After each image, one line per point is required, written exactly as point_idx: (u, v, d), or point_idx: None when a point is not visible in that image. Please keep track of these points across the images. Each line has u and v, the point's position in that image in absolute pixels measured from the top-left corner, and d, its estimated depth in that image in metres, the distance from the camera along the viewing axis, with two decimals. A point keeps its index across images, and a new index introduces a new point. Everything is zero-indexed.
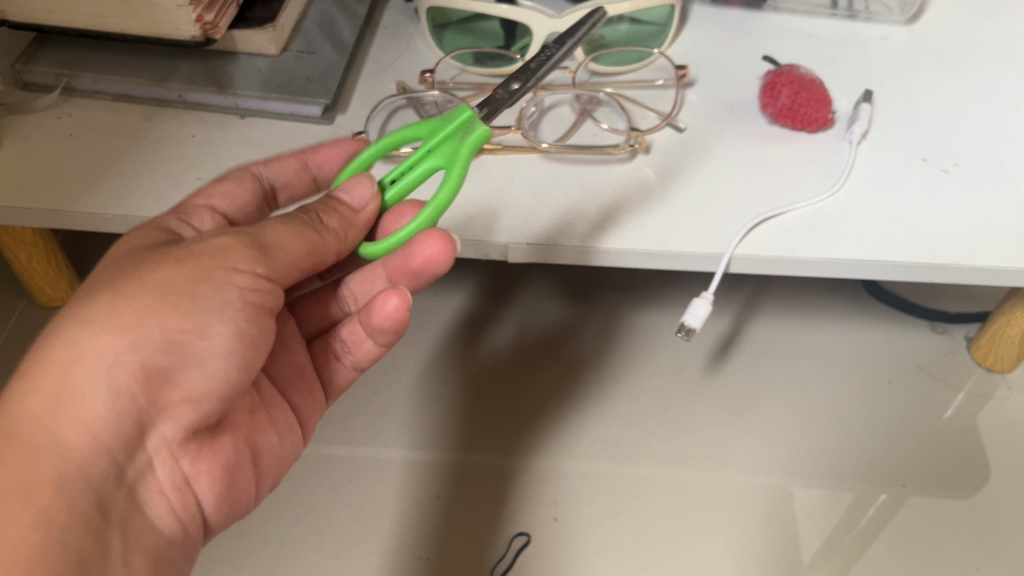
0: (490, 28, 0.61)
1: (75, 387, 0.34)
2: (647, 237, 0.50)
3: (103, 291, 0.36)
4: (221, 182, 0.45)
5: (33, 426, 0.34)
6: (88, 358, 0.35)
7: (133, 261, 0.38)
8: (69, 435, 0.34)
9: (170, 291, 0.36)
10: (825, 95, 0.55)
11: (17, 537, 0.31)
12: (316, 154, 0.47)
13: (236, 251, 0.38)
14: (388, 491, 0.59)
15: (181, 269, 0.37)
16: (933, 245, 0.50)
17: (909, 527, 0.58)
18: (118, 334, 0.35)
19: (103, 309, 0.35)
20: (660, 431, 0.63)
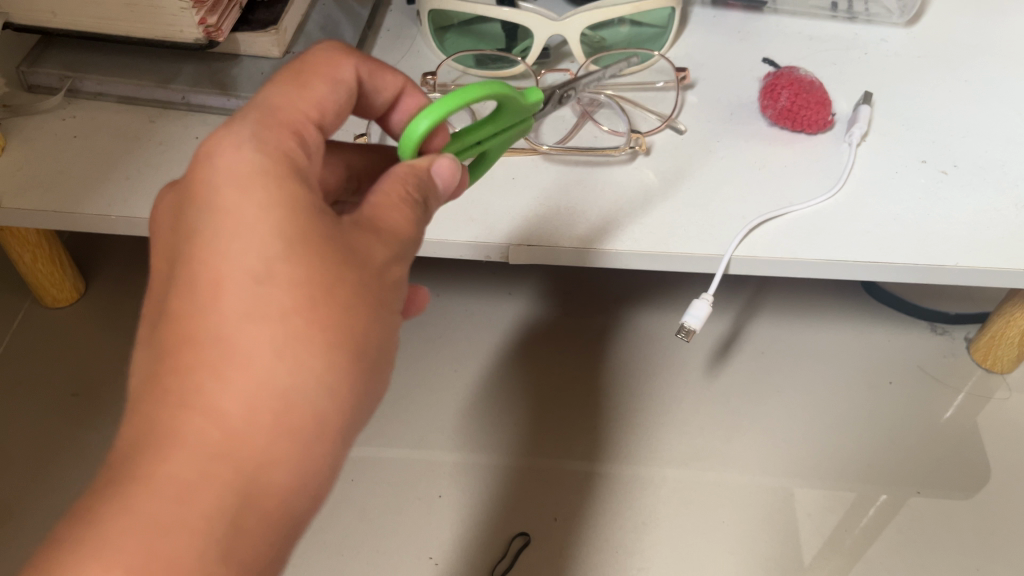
0: (492, 29, 0.62)
1: (285, 435, 0.29)
2: (647, 238, 0.51)
3: (294, 291, 0.30)
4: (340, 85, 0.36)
5: (268, 485, 0.29)
6: (296, 400, 0.29)
7: (304, 236, 0.30)
8: (293, 495, 0.30)
9: (360, 332, 0.31)
10: (825, 96, 0.56)
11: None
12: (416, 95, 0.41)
13: (394, 280, 0.33)
14: (391, 491, 0.60)
15: (368, 290, 0.32)
16: (932, 247, 0.50)
17: (910, 527, 0.58)
18: (331, 380, 0.30)
19: (307, 331, 0.30)
20: (662, 431, 0.63)
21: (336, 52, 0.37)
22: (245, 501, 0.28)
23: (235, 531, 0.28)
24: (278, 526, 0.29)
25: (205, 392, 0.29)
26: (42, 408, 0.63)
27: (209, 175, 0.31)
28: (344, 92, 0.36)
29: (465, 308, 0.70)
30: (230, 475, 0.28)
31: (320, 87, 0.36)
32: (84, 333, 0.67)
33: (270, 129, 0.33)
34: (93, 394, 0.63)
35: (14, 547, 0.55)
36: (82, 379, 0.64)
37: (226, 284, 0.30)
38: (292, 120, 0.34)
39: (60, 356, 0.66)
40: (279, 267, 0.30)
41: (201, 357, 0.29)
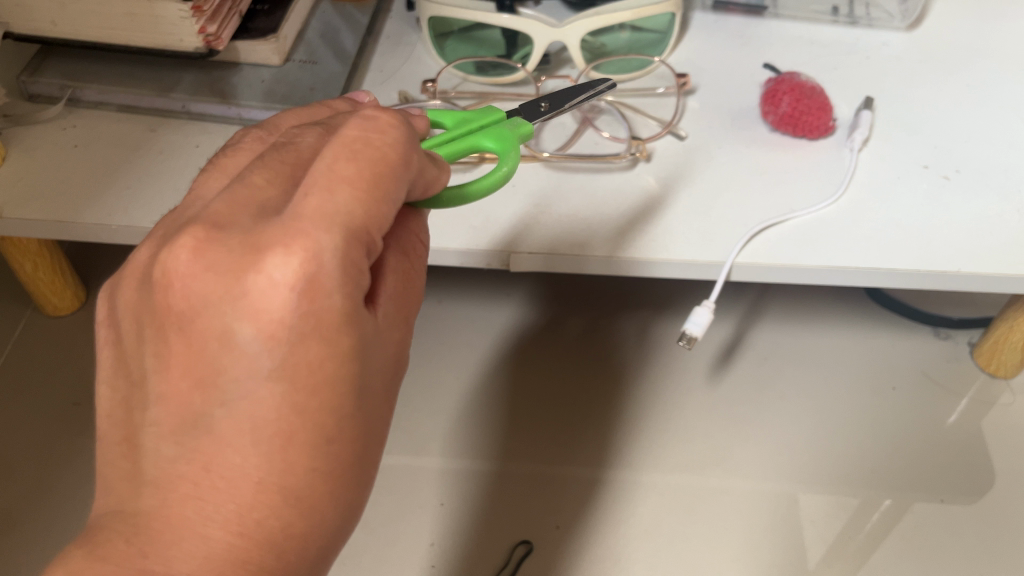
0: (491, 36, 0.62)
1: (317, 556, 0.31)
2: (648, 245, 0.50)
3: (352, 440, 0.30)
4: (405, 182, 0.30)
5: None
6: (334, 530, 0.31)
7: (368, 375, 0.30)
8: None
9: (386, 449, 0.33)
10: (826, 102, 0.56)
11: None
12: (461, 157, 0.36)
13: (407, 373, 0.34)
14: (392, 498, 0.60)
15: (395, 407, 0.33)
16: (934, 252, 0.50)
17: (914, 534, 0.58)
18: (360, 502, 0.32)
19: (356, 467, 0.30)
20: (664, 438, 0.63)
21: (406, 144, 0.30)
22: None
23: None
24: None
25: (260, 530, 0.29)
26: (43, 416, 0.63)
27: (282, 314, 0.27)
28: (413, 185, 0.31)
29: (466, 315, 0.70)
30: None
31: (391, 192, 0.29)
32: (85, 342, 0.67)
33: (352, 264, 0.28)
34: (93, 403, 0.63)
35: (14, 557, 0.55)
36: (83, 387, 0.64)
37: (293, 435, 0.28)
38: (368, 238, 0.29)
39: (61, 364, 0.66)
40: (343, 419, 0.29)
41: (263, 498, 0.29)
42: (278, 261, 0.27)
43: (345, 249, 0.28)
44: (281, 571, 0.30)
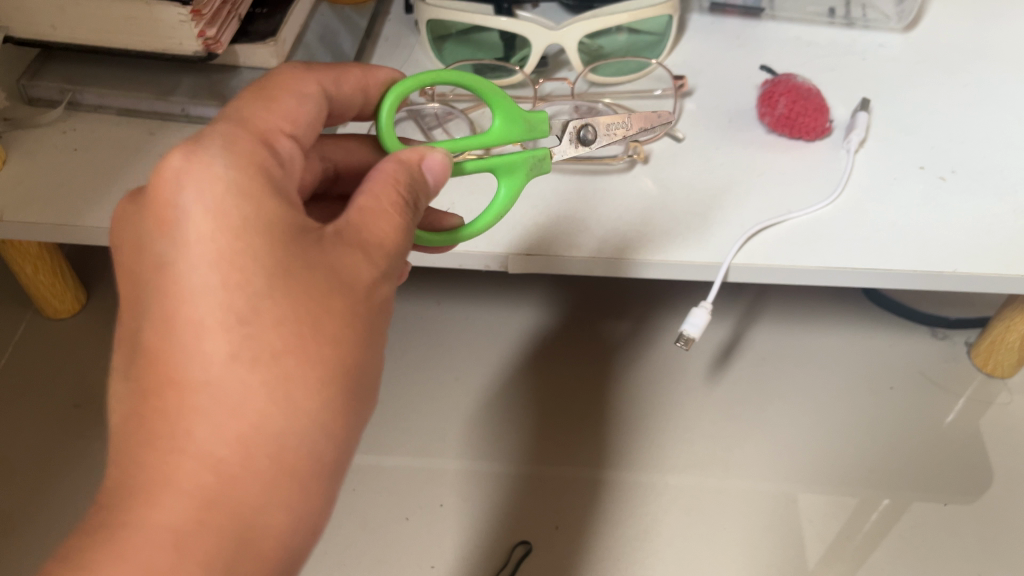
0: (489, 39, 0.62)
1: (286, 477, 0.31)
2: (645, 246, 0.51)
3: (285, 338, 0.31)
4: (291, 98, 0.37)
5: (270, 525, 0.31)
6: (299, 444, 0.31)
7: (293, 271, 0.31)
8: (298, 527, 0.32)
9: (351, 361, 0.33)
10: (822, 103, 0.56)
11: None
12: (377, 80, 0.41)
13: (383, 300, 0.35)
14: (392, 499, 0.60)
15: (359, 323, 0.33)
16: (931, 253, 0.50)
17: (911, 533, 0.58)
18: (327, 418, 0.32)
19: (301, 370, 0.31)
20: (663, 439, 0.63)
21: (300, 76, 0.38)
22: (244, 545, 0.31)
23: (242, 567, 0.31)
24: (286, 555, 0.32)
25: (211, 436, 0.30)
26: (44, 419, 0.63)
27: (185, 206, 0.31)
28: (310, 106, 0.37)
29: (465, 316, 0.70)
30: (234, 525, 0.30)
31: (285, 103, 0.36)
32: (85, 344, 0.67)
33: (239, 150, 0.33)
34: (94, 404, 0.64)
35: (17, 559, 0.56)
36: (84, 390, 0.65)
37: (226, 329, 0.31)
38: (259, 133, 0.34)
39: (62, 367, 0.66)
40: (266, 318, 0.31)
41: (206, 405, 0.30)
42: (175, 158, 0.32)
43: (230, 139, 0.33)
44: (236, 485, 0.30)
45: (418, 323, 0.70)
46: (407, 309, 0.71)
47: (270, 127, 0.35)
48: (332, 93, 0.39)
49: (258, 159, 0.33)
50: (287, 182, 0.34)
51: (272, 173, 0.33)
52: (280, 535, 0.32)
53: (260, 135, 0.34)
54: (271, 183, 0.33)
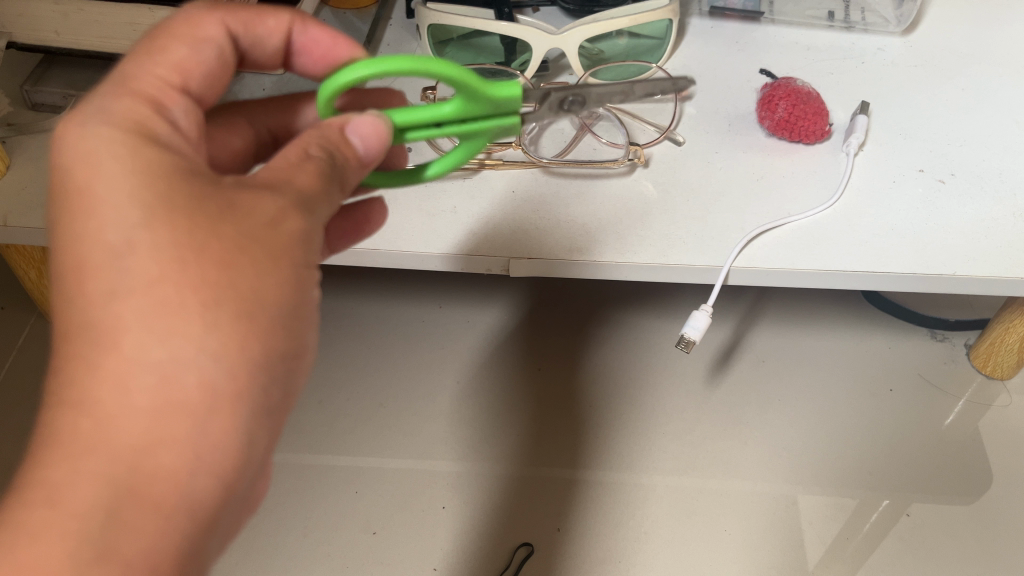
0: (490, 43, 0.62)
1: (173, 412, 0.29)
2: (646, 249, 0.51)
3: (163, 267, 0.30)
4: (193, 48, 0.37)
5: (160, 471, 0.28)
6: (186, 373, 0.29)
7: (170, 203, 0.31)
8: (198, 475, 0.29)
9: (244, 286, 0.31)
10: (822, 107, 0.56)
11: (134, 551, 0.27)
12: (305, 30, 0.42)
13: (301, 238, 0.33)
14: (395, 502, 0.60)
15: (254, 245, 0.31)
16: (930, 256, 0.50)
17: (911, 535, 0.59)
18: (218, 345, 0.30)
19: (184, 297, 0.30)
20: (663, 441, 0.63)
21: (181, 23, 0.38)
22: (130, 494, 0.28)
23: (127, 519, 0.28)
24: (190, 510, 0.29)
25: (126, 379, 0.29)
26: None
27: (80, 157, 0.32)
28: (208, 54, 0.38)
29: (466, 320, 0.71)
30: (115, 469, 0.28)
31: (169, 56, 0.37)
32: None
33: (123, 106, 0.34)
34: None
35: None
36: None
37: (136, 273, 0.30)
38: (143, 93, 0.35)
39: None
40: (147, 253, 0.30)
41: (92, 354, 0.29)
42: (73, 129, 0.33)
43: (113, 98, 0.34)
44: (137, 416, 0.29)
45: (419, 325, 0.70)
46: (408, 312, 0.71)
47: (162, 83, 0.36)
48: (236, 34, 0.40)
49: (139, 109, 0.34)
50: (172, 133, 0.34)
51: (153, 125, 0.34)
52: (177, 483, 0.29)
53: (148, 95, 0.35)
54: (148, 135, 0.33)
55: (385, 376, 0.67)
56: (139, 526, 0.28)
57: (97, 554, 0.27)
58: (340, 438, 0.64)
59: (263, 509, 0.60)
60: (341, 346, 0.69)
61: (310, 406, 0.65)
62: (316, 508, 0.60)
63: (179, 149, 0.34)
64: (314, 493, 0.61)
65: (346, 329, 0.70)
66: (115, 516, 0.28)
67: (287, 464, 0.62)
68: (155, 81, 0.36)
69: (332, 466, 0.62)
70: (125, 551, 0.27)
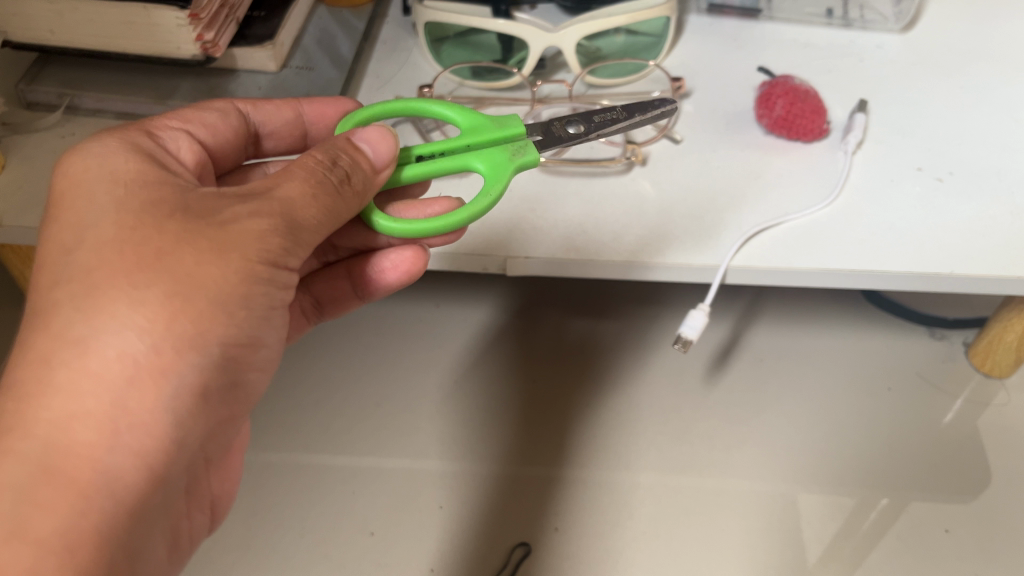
0: (486, 40, 0.61)
1: (95, 392, 0.31)
2: (643, 249, 0.51)
3: (103, 256, 0.32)
4: (197, 111, 0.43)
5: (78, 448, 0.30)
6: (111, 353, 0.31)
7: (128, 203, 0.34)
8: (117, 454, 0.31)
9: (176, 271, 0.32)
10: (820, 105, 0.56)
11: (44, 525, 0.29)
12: (310, 105, 0.47)
13: (263, 234, 0.34)
14: (391, 503, 0.60)
15: (200, 237, 0.33)
16: (929, 254, 0.50)
17: (909, 534, 0.58)
18: (143, 326, 0.31)
19: (114, 280, 0.32)
20: (660, 440, 0.63)
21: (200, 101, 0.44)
22: (48, 471, 0.30)
23: (43, 496, 0.29)
24: (108, 491, 0.30)
25: (58, 358, 0.31)
26: None
27: (64, 173, 0.36)
28: (210, 109, 0.43)
29: (463, 318, 0.71)
30: (36, 445, 0.30)
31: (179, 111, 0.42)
32: None
33: (122, 132, 0.38)
34: None
35: None
36: None
37: (79, 262, 0.32)
38: (143, 128, 0.39)
39: None
40: (91, 243, 0.33)
41: (32, 334, 0.32)
42: (70, 152, 0.37)
43: (117, 130, 0.39)
44: (63, 393, 0.31)
45: (416, 323, 0.70)
46: (405, 310, 0.71)
47: (162, 123, 0.40)
48: (247, 111, 0.45)
49: (137, 136, 0.38)
50: (161, 154, 0.38)
51: (146, 146, 0.38)
52: (94, 461, 0.30)
53: (147, 128, 0.39)
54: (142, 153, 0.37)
55: (382, 375, 0.67)
56: (54, 503, 0.29)
57: (10, 532, 0.28)
58: (337, 437, 0.63)
59: (260, 509, 0.59)
60: (338, 345, 0.69)
61: (307, 405, 0.65)
62: (312, 507, 0.60)
63: (169, 168, 0.38)
64: (311, 492, 0.60)
65: (343, 327, 0.70)
66: (30, 494, 0.29)
67: (284, 463, 0.62)
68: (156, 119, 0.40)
69: (329, 466, 0.62)
70: (38, 530, 0.29)
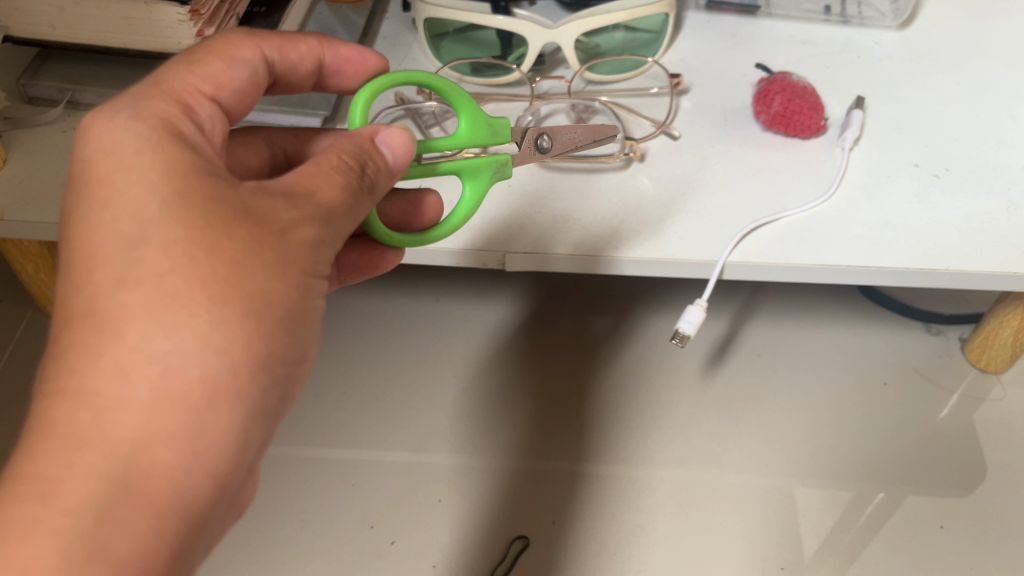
0: (486, 37, 0.62)
1: (173, 407, 0.30)
2: (642, 244, 0.51)
3: (175, 262, 0.31)
4: (224, 66, 0.39)
5: (156, 465, 0.29)
6: (189, 369, 0.30)
7: (189, 200, 0.32)
8: (193, 473, 0.30)
9: (251, 286, 0.32)
10: (818, 101, 0.56)
11: (125, 548, 0.27)
12: (334, 53, 0.45)
13: (314, 245, 0.34)
14: (391, 497, 0.60)
15: (268, 251, 0.32)
16: (924, 250, 0.51)
17: (904, 527, 0.59)
18: (220, 343, 0.31)
19: (191, 290, 0.31)
20: (659, 434, 0.63)
21: (220, 41, 0.40)
22: (128, 490, 0.28)
23: (123, 516, 0.28)
24: (182, 510, 0.29)
25: (132, 370, 0.30)
26: None
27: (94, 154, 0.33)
28: (242, 72, 0.40)
29: (463, 313, 0.71)
30: (113, 462, 0.28)
31: (207, 67, 0.38)
32: None
33: (154, 104, 0.36)
34: None
35: None
36: None
37: (145, 266, 0.31)
38: (174, 96, 0.36)
39: None
40: (160, 247, 0.31)
41: (97, 341, 0.30)
42: (96, 127, 0.34)
43: (146, 99, 0.36)
44: (137, 408, 0.29)
45: (417, 318, 0.71)
46: (406, 305, 0.72)
47: (193, 91, 0.37)
48: (273, 60, 0.42)
49: (171, 110, 0.36)
50: (201, 137, 0.36)
51: (183, 127, 0.35)
52: (172, 481, 0.29)
53: (179, 98, 0.36)
54: (179, 133, 0.35)
55: (382, 369, 0.67)
56: (133, 525, 0.28)
57: (89, 554, 0.27)
58: (337, 431, 0.64)
59: (261, 502, 0.60)
60: (339, 338, 0.69)
61: (308, 399, 0.65)
62: (314, 501, 0.60)
63: (202, 147, 0.35)
64: (313, 486, 0.61)
65: (343, 322, 0.71)
66: (109, 513, 0.28)
67: (284, 457, 0.62)
68: (187, 83, 0.37)
69: (329, 460, 0.62)
70: (117, 552, 0.27)
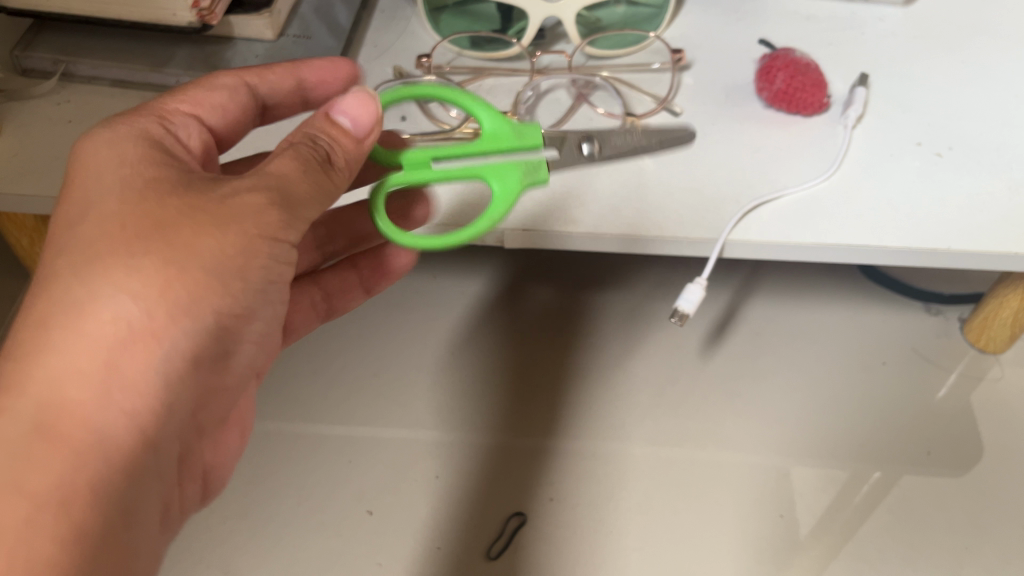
0: (486, 10, 0.61)
1: (91, 352, 0.32)
2: (642, 221, 0.51)
3: (106, 227, 0.33)
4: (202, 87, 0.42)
5: (71, 407, 0.31)
6: (107, 316, 0.32)
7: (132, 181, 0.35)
8: (110, 415, 0.32)
9: (177, 242, 0.33)
10: (821, 78, 0.55)
11: (37, 480, 0.30)
12: (310, 68, 0.46)
13: (261, 210, 0.34)
14: (388, 473, 0.60)
15: (199, 211, 0.34)
16: (926, 229, 0.50)
17: (900, 506, 0.59)
18: (141, 292, 0.33)
19: (115, 247, 0.33)
20: (656, 411, 0.63)
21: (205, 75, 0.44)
22: (45, 429, 0.30)
23: (37, 450, 0.30)
24: (100, 446, 0.31)
25: (56, 321, 0.32)
26: None
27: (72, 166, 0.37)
28: (218, 92, 0.43)
29: (461, 290, 0.71)
30: (34, 404, 0.31)
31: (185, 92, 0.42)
32: None
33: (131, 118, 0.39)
34: None
35: None
36: None
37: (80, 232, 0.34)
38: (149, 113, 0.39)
39: None
40: (95, 217, 0.34)
41: (36, 298, 0.33)
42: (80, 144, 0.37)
43: (127, 116, 0.39)
44: (57, 354, 0.32)
45: (414, 295, 0.70)
46: (403, 283, 0.71)
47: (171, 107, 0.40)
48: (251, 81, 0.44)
49: (145, 122, 0.39)
50: (170, 142, 0.38)
51: (154, 134, 0.38)
52: (87, 420, 0.31)
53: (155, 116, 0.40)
54: (149, 139, 0.38)
55: (378, 347, 0.67)
56: (46, 458, 0.30)
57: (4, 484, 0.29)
58: (335, 407, 0.64)
59: (259, 478, 0.60)
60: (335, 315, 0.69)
61: (305, 375, 0.65)
62: (310, 476, 0.60)
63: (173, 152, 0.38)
64: (309, 462, 0.61)
65: None
66: (25, 448, 0.30)
67: (282, 434, 0.62)
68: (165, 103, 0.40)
69: (326, 436, 0.62)
70: (32, 484, 0.30)
